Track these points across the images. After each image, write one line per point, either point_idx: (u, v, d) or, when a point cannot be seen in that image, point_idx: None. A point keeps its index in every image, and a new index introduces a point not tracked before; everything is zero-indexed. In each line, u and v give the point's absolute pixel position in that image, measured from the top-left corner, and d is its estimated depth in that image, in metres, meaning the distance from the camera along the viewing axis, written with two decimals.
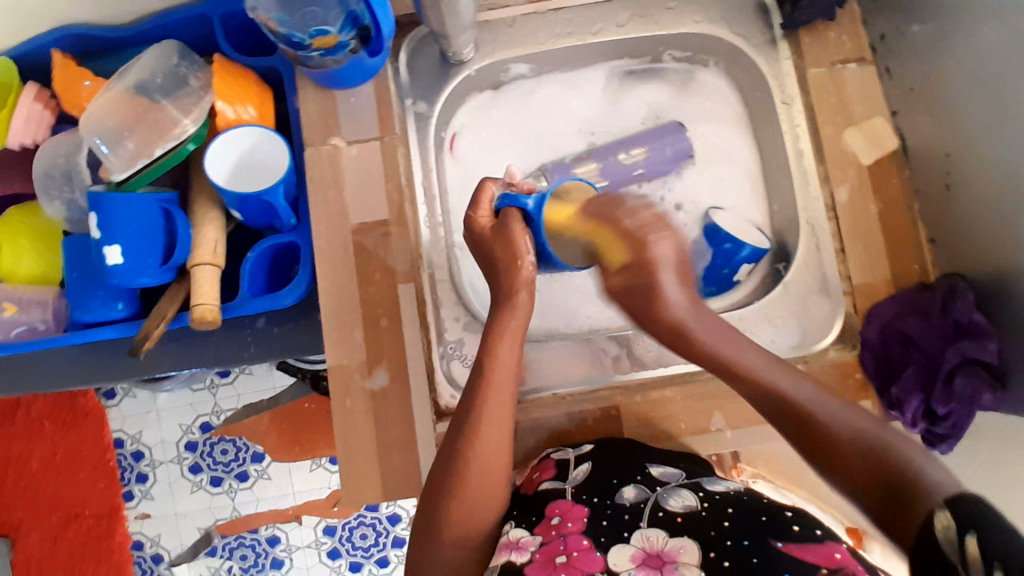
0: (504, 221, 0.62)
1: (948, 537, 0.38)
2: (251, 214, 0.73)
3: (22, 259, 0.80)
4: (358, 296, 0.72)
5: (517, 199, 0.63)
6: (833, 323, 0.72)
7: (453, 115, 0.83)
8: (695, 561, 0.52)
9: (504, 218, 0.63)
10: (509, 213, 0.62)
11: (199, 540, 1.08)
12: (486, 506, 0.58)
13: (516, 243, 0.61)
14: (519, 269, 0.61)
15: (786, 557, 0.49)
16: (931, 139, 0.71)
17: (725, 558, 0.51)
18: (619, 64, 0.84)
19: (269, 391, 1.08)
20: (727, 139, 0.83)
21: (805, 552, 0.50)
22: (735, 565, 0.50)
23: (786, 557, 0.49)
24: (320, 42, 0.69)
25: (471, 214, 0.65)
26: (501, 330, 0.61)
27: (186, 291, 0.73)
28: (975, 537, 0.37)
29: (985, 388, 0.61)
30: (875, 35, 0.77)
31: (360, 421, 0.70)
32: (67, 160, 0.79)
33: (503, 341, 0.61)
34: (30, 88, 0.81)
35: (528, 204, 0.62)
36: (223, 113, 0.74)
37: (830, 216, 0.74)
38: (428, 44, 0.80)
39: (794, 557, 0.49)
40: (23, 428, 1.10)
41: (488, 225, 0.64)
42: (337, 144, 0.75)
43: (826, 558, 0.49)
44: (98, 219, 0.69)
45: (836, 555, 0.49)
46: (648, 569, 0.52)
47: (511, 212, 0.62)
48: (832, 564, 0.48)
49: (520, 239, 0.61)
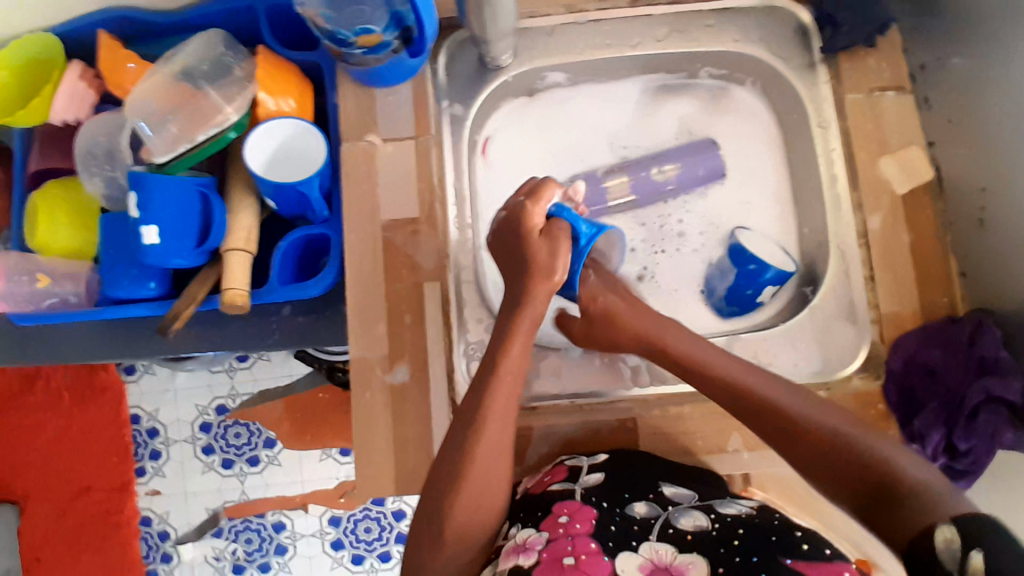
0: (553, 232, 0.64)
1: (952, 552, 0.42)
2: (285, 203, 0.74)
3: (58, 232, 0.82)
4: (384, 291, 0.73)
5: (570, 215, 0.66)
6: (857, 351, 0.72)
7: (487, 119, 0.83)
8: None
9: (553, 228, 0.65)
10: (557, 226, 0.65)
11: (206, 521, 1.09)
12: (488, 508, 0.58)
13: (558, 259, 0.63)
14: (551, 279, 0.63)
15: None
16: (968, 173, 0.71)
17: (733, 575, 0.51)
18: (654, 79, 0.85)
19: (284, 377, 1.10)
20: (759, 161, 0.83)
21: (815, 571, 0.50)
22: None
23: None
24: (364, 39, 0.71)
25: (525, 205, 0.65)
26: (516, 332, 0.62)
27: (216, 276, 0.75)
28: (981, 554, 0.41)
29: (1006, 427, 0.61)
30: (915, 64, 0.77)
31: (378, 416, 0.70)
32: (109, 139, 0.81)
33: (520, 346, 0.62)
34: (76, 67, 0.82)
35: (580, 227, 0.65)
36: (264, 103, 0.76)
37: (860, 243, 0.74)
38: (466, 48, 0.81)
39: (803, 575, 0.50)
40: (41, 398, 1.12)
41: (538, 226, 0.65)
42: (372, 141, 0.76)
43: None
44: (139, 198, 0.70)
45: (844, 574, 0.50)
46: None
47: (562, 225, 0.65)
48: None
49: (564, 253, 0.63)
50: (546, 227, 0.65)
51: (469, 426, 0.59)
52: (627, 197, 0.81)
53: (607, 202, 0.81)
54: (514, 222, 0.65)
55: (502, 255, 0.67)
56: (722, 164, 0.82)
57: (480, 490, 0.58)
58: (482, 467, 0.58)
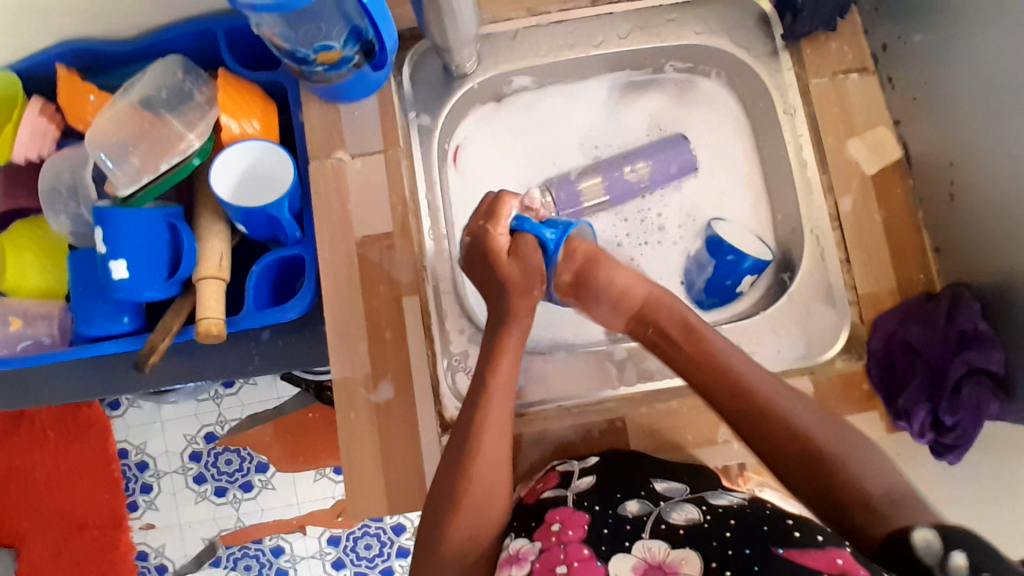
0: (519, 248, 0.65)
1: (930, 548, 0.45)
2: (255, 227, 0.73)
3: (30, 274, 0.81)
4: (363, 310, 0.72)
5: (535, 228, 0.66)
6: (839, 333, 0.72)
7: (456, 127, 0.83)
8: (697, 571, 0.51)
9: (519, 242, 0.66)
10: (525, 242, 0.65)
11: (203, 551, 1.08)
12: (480, 522, 0.58)
13: (533, 273, 0.65)
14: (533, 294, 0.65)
15: (787, 565, 0.49)
16: (935, 149, 0.71)
17: (728, 565, 0.50)
18: (621, 75, 0.85)
19: (273, 401, 1.08)
20: (731, 151, 0.83)
21: (806, 557, 0.49)
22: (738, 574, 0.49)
23: (787, 566, 0.49)
24: (324, 57, 0.69)
25: (487, 229, 0.67)
26: (504, 346, 0.64)
27: (192, 304, 0.74)
28: (963, 553, 0.42)
29: (991, 398, 0.61)
30: (877, 45, 0.77)
31: (365, 434, 0.70)
32: (72, 175, 0.79)
33: (508, 358, 0.64)
34: (36, 102, 0.81)
35: (546, 235, 0.66)
36: (227, 127, 0.74)
37: (833, 226, 0.75)
38: (430, 57, 0.81)
39: (794, 562, 0.49)
40: (26, 438, 1.10)
41: (506, 248, 0.66)
42: (341, 157, 0.75)
43: (827, 563, 0.48)
44: (103, 234, 0.69)
45: (838, 560, 0.48)
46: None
47: (527, 239, 0.65)
48: (834, 570, 0.47)
49: (536, 267, 0.65)
50: (512, 243, 0.66)
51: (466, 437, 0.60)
52: (600, 199, 0.80)
53: (581, 202, 0.80)
54: (480, 245, 0.67)
55: (477, 260, 0.67)
56: (695, 158, 0.82)
57: (477, 499, 0.58)
58: (477, 477, 0.58)
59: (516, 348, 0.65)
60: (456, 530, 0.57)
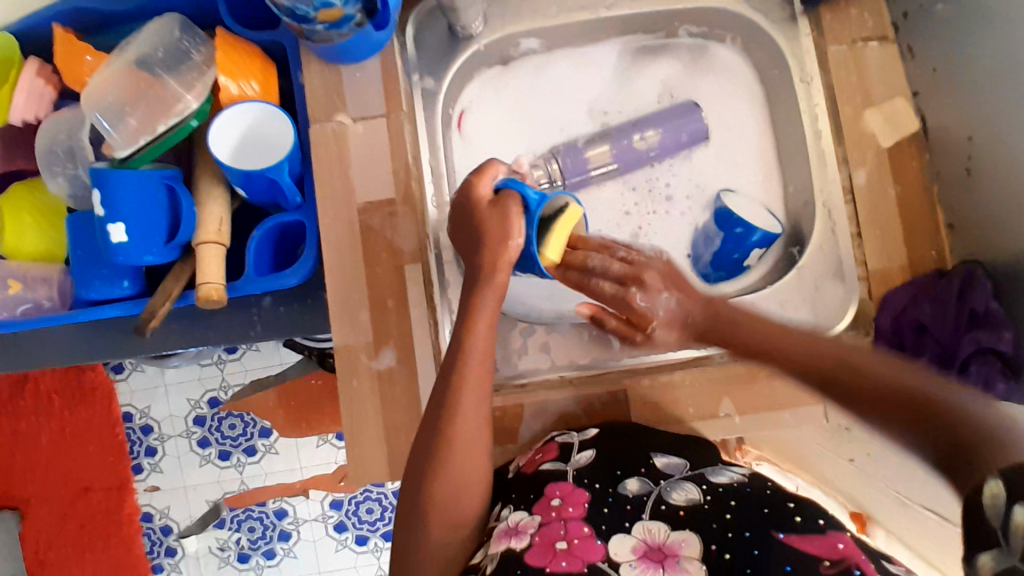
0: (500, 202, 0.61)
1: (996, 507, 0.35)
2: (255, 191, 0.72)
3: (28, 234, 0.80)
4: (365, 277, 0.71)
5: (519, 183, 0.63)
6: (845, 311, 0.71)
7: (461, 92, 0.81)
8: (698, 554, 0.52)
9: (503, 198, 0.62)
10: (506, 194, 0.61)
11: (208, 512, 1.09)
12: (473, 492, 0.58)
13: (511, 223, 0.60)
14: (507, 247, 0.60)
15: (788, 551, 0.50)
16: (954, 123, 0.69)
17: (727, 550, 0.51)
18: (633, 40, 0.82)
19: (276, 366, 1.08)
20: (743, 120, 0.81)
21: (807, 544, 0.50)
22: (737, 560, 0.50)
23: (786, 552, 0.50)
24: (325, 14, 0.65)
25: (470, 181, 0.64)
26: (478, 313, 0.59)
27: (192, 270, 0.72)
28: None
29: (999, 377, 0.59)
30: (898, 12, 0.74)
31: (366, 402, 0.70)
32: (70, 136, 0.77)
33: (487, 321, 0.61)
34: (32, 65, 0.79)
35: (529, 193, 0.62)
36: (226, 88, 0.72)
37: (847, 199, 0.73)
38: (435, 17, 0.78)
39: (796, 549, 0.50)
40: (30, 402, 1.10)
41: (486, 199, 0.62)
42: (342, 121, 0.73)
43: (827, 549, 0.49)
44: (101, 197, 0.68)
45: (838, 545, 0.49)
46: (650, 561, 0.52)
47: (511, 195, 0.61)
48: (835, 555, 0.48)
49: (515, 224, 0.60)
50: (496, 198, 0.62)
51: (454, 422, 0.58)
52: (607, 166, 0.78)
53: (588, 170, 0.78)
54: (463, 201, 0.64)
55: (465, 232, 0.64)
56: (705, 126, 0.80)
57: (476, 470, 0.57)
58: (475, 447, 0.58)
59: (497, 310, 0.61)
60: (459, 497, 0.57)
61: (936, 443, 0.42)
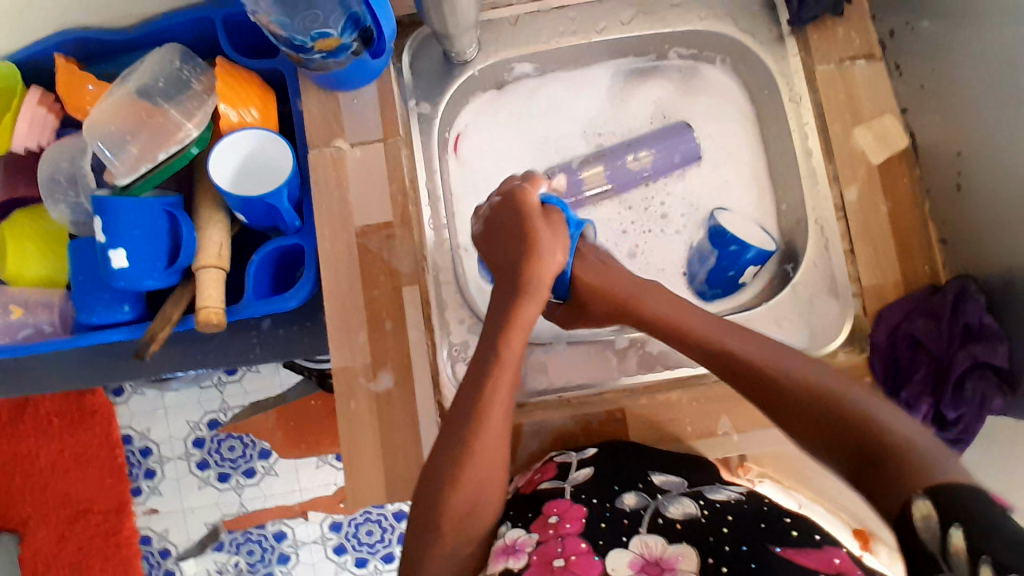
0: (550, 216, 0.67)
1: (930, 527, 0.41)
2: (255, 216, 0.73)
3: (28, 262, 0.81)
4: (363, 298, 0.72)
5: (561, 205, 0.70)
6: (841, 323, 0.72)
7: (456, 115, 0.82)
8: (695, 567, 0.52)
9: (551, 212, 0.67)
10: (552, 210, 0.68)
11: (206, 535, 1.09)
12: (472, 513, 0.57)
13: (557, 242, 0.65)
14: (550, 263, 0.64)
15: (785, 563, 0.49)
16: (943, 139, 0.70)
17: (723, 563, 0.51)
18: (624, 63, 0.84)
19: (276, 388, 1.08)
20: (734, 139, 0.82)
21: (804, 557, 0.50)
22: (734, 570, 0.50)
23: (786, 566, 0.49)
24: (323, 44, 0.67)
25: (522, 187, 0.68)
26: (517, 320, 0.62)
27: (191, 294, 0.73)
28: (961, 530, 0.40)
29: (994, 393, 0.61)
30: (884, 31, 0.76)
31: (364, 423, 0.70)
32: (71, 163, 0.79)
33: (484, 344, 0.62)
34: (34, 93, 0.80)
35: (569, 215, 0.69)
36: (227, 116, 0.73)
37: (838, 216, 0.74)
38: (430, 43, 0.80)
39: (792, 562, 0.49)
40: (31, 425, 1.10)
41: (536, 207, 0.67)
42: (340, 146, 0.74)
43: (824, 563, 0.49)
44: (103, 223, 0.69)
45: (834, 560, 0.49)
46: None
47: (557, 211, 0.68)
48: (831, 570, 0.48)
49: (561, 241, 0.66)
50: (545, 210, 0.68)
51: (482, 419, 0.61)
52: (602, 185, 0.80)
53: (584, 190, 0.80)
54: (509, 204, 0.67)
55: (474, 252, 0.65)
56: (699, 147, 0.81)
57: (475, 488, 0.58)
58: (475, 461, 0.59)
59: (530, 322, 0.63)
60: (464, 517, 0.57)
61: (857, 452, 0.49)
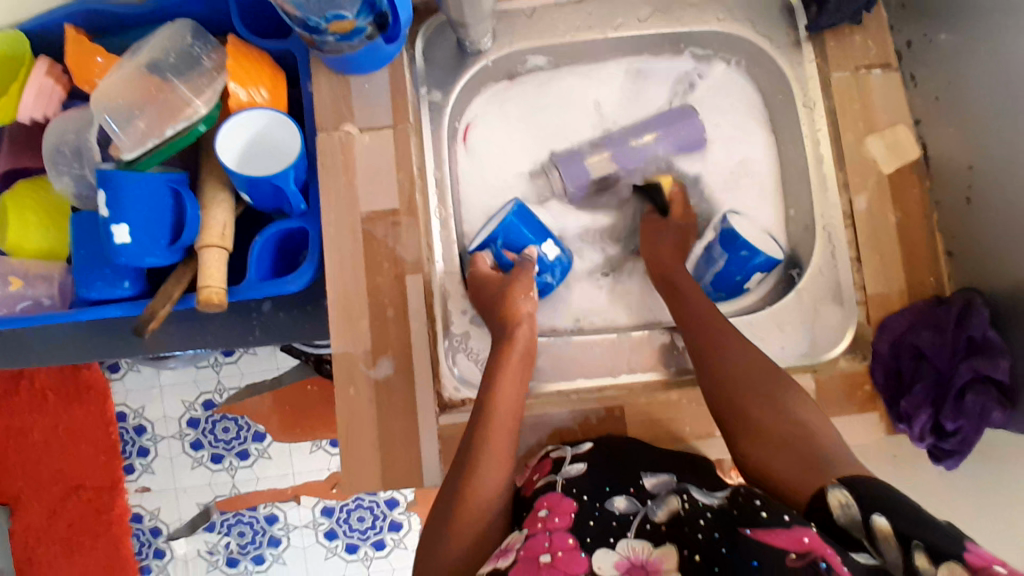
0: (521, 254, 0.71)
1: (849, 513, 0.47)
2: (260, 197, 0.72)
3: (31, 234, 0.80)
4: (366, 286, 0.71)
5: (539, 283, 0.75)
6: (844, 333, 0.72)
7: (468, 105, 0.82)
8: (676, 565, 0.50)
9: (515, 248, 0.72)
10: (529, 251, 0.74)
11: (198, 515, 1.08)
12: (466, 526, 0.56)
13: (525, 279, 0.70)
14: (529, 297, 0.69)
15: (755, 545, 0.48)
16: (955, 152, 0.70)
17: (699, 552, 0.50)
18: (638, 60, 0.83)
19: (272, 371, 1.08)
20: (747, 142, 0.82)
21: (773, 537, 0.47)
22: (707, 560, 0.49)
23: (755, 547, 0.47)
24: (336, 27, 0.66)
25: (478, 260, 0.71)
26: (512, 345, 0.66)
27: (191, 275, 0.72)
28: (884, 516, 0.45)
29: (994, 405, 0.61)
30: (901, 41, 0.75)
31: (362, 411, 0.70)
32: (77, 136, 0.78)
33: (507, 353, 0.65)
34: (42, 63, 0.79)
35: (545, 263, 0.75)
36: (236, 94, 0.72)
37: (847, 224, 0.74)
38: (445, 32, 0.79)
39: (762, 542, 0.47)
40: (25, 399, 1.10)
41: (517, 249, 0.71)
42: (349, 131, 0.73)
43: (793, 542, 0.46)
44: (107, 198, 0.68)
45: (805, 539, 0.46)
46: None
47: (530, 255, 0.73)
48: (801, 549, 0.45)
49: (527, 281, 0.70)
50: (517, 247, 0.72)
51: (487, 416, 0.61)
52: (609, 172, 0.81)
53: (588, 178, 0.80)
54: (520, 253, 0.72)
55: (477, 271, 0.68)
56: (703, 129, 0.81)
57: (482, 467, 0.58)
58: (476, 448, 0.59)
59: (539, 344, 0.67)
60: (467, 495, 0.57)
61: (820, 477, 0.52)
